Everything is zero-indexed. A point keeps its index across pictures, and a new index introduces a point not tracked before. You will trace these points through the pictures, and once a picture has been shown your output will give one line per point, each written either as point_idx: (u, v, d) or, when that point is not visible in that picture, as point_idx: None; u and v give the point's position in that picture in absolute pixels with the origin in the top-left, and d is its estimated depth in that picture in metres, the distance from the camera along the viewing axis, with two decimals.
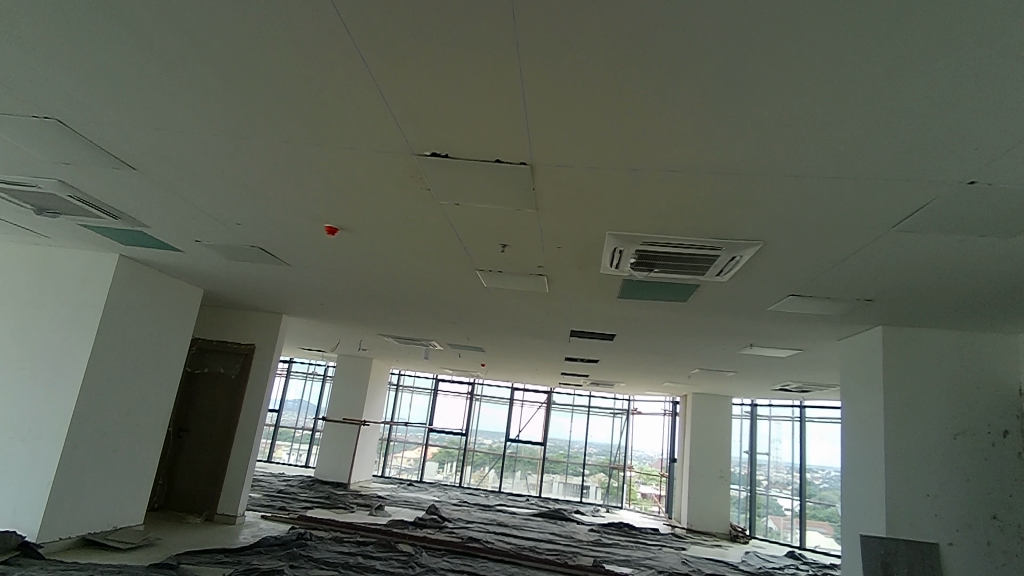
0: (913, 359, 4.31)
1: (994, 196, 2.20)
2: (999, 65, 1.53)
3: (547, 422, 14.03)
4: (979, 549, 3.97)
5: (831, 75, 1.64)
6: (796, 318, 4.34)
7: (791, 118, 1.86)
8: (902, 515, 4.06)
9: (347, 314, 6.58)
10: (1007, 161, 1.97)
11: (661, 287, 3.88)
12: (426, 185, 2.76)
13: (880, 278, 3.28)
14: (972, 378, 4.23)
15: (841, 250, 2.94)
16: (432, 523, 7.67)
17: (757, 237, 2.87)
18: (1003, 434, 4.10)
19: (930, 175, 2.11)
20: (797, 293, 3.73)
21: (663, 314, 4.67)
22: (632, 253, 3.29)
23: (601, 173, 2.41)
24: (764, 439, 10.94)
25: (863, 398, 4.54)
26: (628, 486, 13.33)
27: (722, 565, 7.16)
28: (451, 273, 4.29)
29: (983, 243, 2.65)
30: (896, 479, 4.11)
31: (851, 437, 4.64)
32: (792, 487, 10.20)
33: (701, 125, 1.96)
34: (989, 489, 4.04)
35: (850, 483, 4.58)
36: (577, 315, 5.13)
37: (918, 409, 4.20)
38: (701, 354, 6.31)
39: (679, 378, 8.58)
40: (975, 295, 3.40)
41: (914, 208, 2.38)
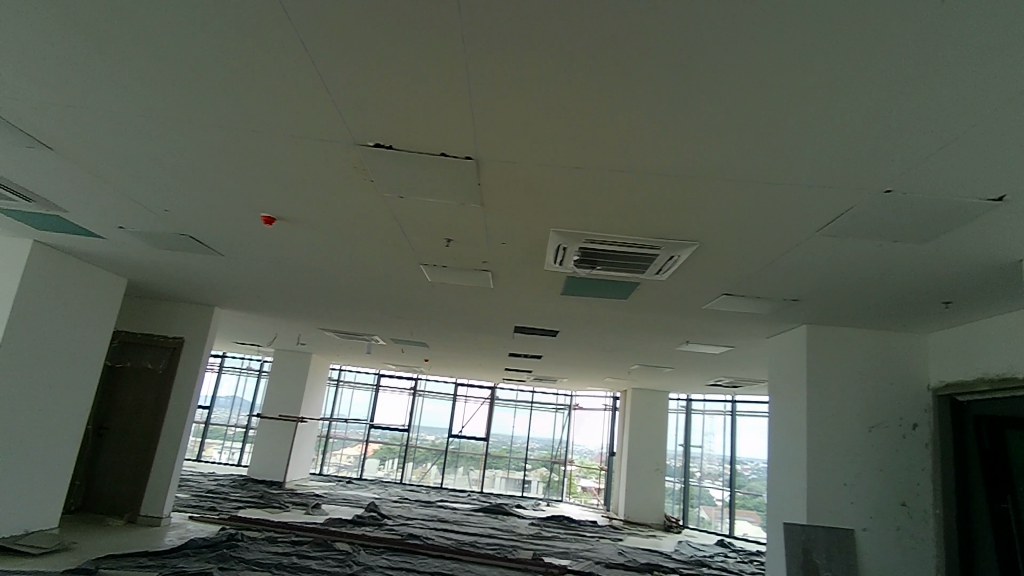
0: (834, 356, 4.58)
1: (907, 205, 2.37)
2: (917, 85, 1.65)
3: (489, 417, 14.04)
4: (889, 535, 4.26)
5: (770, 82, 1.71)
6: (729, 316, 4.52)
7: (728, 124, 1.94)
8: (822, 503, 4.31)
9: (284, 307, 6.36)
10: (920, 172, 2.12)
11: (603, 284, 3.94)
12: (370, 177, 2.69)
13: (806, 279, 3.46)
14: (887, 374, 4.54)
15: (771, 252, 3.08)
16: (371, 521, 7.54)
17: (694, 237, 2.97)
18: (913, 427, 4.42)
19: (852, 183, 2.25)
20: (729, 292, 3.89)
21: (604, 310, 4.75)
22: (576, 251, 3.33)
23: (547, 171, 2.43)
24: (698, 432, 11.38)
25: (789, 393, 4.78)
26: (568, 480, 13.58)
27: (656, 555, 7.39)
28: (394, 267, 4.21)
29: (898, 249, 2.84)
30: (817, 469, 4.36)
31: (777, 430, 4.88)
32: (723, 478, 10.65)
33: (642, 126, 2.01)
34: (899, 479, 4.35)
35: (776, 474, 4.82)
36: (520, 311, 5.15)
37: (838, 404, 4.48)
38: (640, 350, 6.48)
39: (618, 374, 8.81)
40: (891, 297, 3.65)
41: (837, 214, 2.53)
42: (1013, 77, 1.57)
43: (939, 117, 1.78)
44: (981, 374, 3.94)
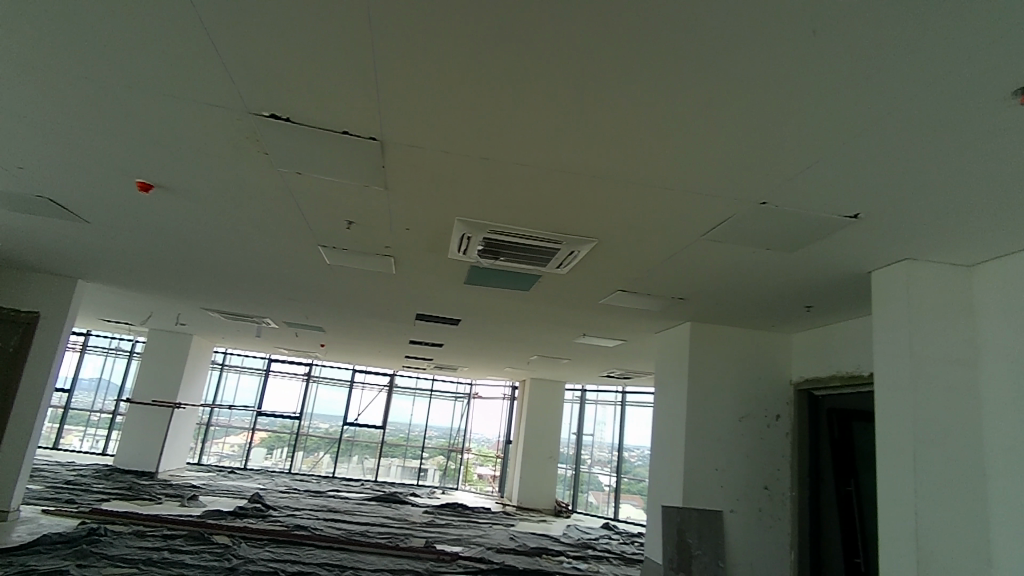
0: (714, 352, 4.95)
1: (779, 217, 2.60)
2: (789, 109, 1.81)
3: (387, 405, 13.78)
4: (752, 515, 4.68)
5: (666, 92, 1.80)
6: (623, 311, 4.74)
7: (628, 128, 2.02)
8: (696, 487, 4.66)
9: (163, 283, 5.85)
10: (790, 188, 2.33)
11: (504, 275, 3.99)
12: (264, 149, 2.53)
13: (692, 280, 3.71)
14: (757, 370, 4.98)
15: (662, 253, 3.27)
16: (255, 512, 7.17)
17: (593, 234, 3.08)
18: (776, 417, 4.88)
19: (733, 194, 2.43)
20: (624, 288, 4.08)
21: (505, 301, 4.81)
22: (480, 241, 3.33)
23: (453, 159, 2.41)
24: (590, 420, 11.90)
25: (672, 385, 5.12)
26: (465, 467, 13.72)
27: (545, 539, 7.65)
28: (288, 246, 3.99)
29: (771, 256, 3.12)
30: (694, 456, 4.71)
31: (661, 419, 5.21)
32: (611, 465, 11.19)
33: (548, 123, 2.05)
34: (763, 465, 4.79)
35: (657, 460, 5.15)
36: (421, 298, 5.08)
37: (714, 396, 4.85)
38: (538, 341, 6.63)
39: (518, 364, 8.97)
40: (764, 300, 4.00)
41: (720, 221, 2.73)
42: (869, 109, 1.77)
43: (808, 138, 1.97)
44: (833, 370, 4.42)
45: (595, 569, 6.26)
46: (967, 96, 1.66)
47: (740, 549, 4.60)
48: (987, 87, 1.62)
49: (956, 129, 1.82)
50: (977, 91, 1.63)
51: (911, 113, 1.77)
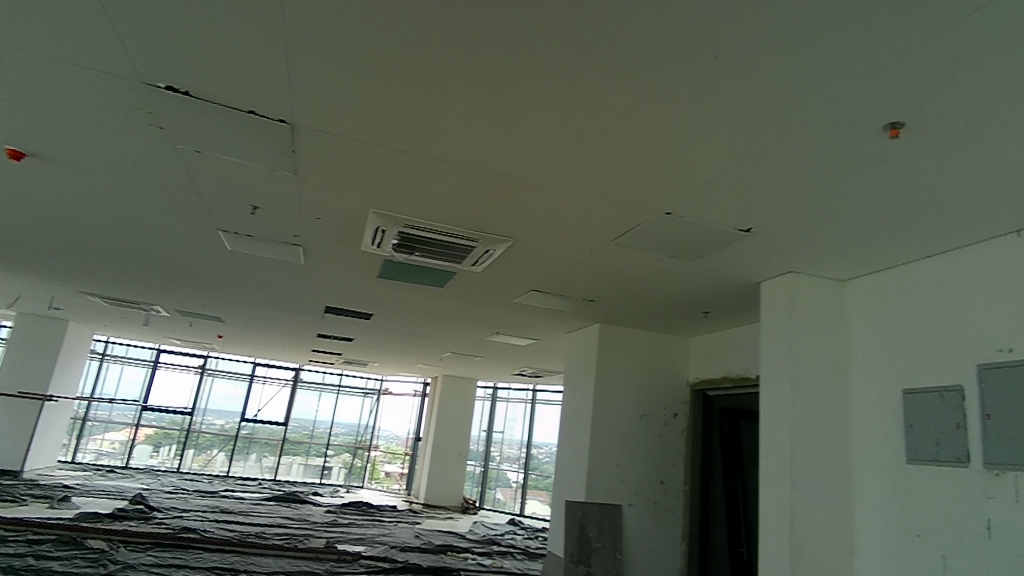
0: (620, 353, 5.16)
1: (682, 227, 2.76)
2: (694, 124, 1.92)
3: (290, 401, 13.18)
4: (649, 508, 4.92)
5: (582, 99, 1.86)
6: (536, 311, 4.83)
7: (545, 130, 2.06)
8: (598, 482, 4.83)
9: (34, 262, 5.26)
10: (692, 201, 2.48)
11: (418, 270, 3.94)
12: (159, 123, 2.34)
13: (602, 283, 3.84)
14: (659, 371, 5.24)
15: (574, 256, 3.36)
16: (137, 514, 6.62)
17: (508, 234, 3.11)
18: (674, 416, 5.17)
19: (641, 202, 2.55)
20: (537, 288, 4.15)
21: (419, 297, 4.75)
22: (395, 234, 3.26)
23: (368, 149, 2.35)
24: (501, 418, 12.00)
25: (580, 384, 5.27)
26: (372, 466, 13.40)
27: (451, 536, 7.63)
28: (184, 229, 3.72)
29: (675, 263, 3.29)
30: (597, 452, 4.88)
31: (568, 417, 5.35)
32: (520, 461, 11.36)
33: (466, 119, 2.05)
34: (660, 460, 5.05)
35: (563, 457, 5.29)
36: (331, 291, 4.90)
37: (619, 395, 5.06)
38: (452, 338, 6.61)
39: (430, 361, 8.88)
40: (667, 304, 4.22)
41: (629, 227, 2.85)
42: (764, 130, 1.91)
43: (710, 154, 2.10)
44: (725, 372, 4.74)
45: (499, 564, 6.32)
46: (844, 127, 1.84)
47: (637, 540, 4.81)
48: (862, 121, 1.80)
49: (837, 155, 2.01)
50: (853, 123, 1.82)
51: (798, 138, 1.93)
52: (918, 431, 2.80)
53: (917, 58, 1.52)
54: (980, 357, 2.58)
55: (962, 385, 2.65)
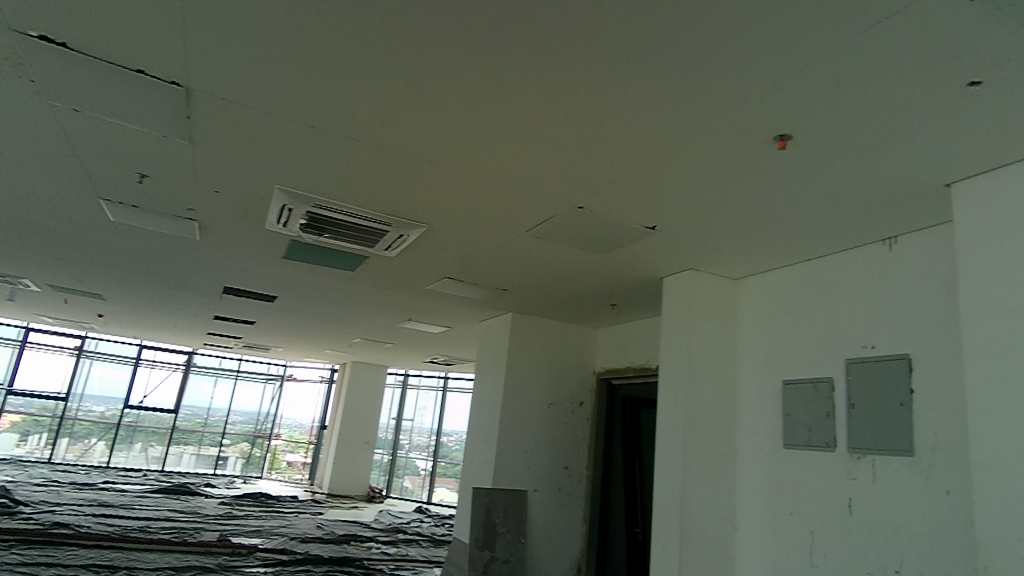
0: (531, 342, 5.25)
1: (593, 222, 2.84)
2: (607, 123, 1.98)
3: (182, 387, 12.31)
4: (553, 493, 5.06)
5: (499, 89, 1.85)
6: (449, 298, 4.80)
7: (462, 117, 2.04)
8: (505, 468, 4.91)
9: None
10: (603, 197, 2.56)
11: (327, 252, 3.78)
12: (28, 75, 2.08)
13: (516, 273, 3.88)
14: (567, 360, 5.38)
15: (488, 245, 3.37)
16: None
17: (422, 219, 3.06)
18: (580, 404, 5.34)
19: (555, 195, 2.60)
20: (450, 276, 4.12)
21: (327, 280, 4.57)
22: (302, 214, 3.11)
23: (275, 122, 2.22)
24: (411, 405, 11.85)
25: (491, 372, 5.32)
26: (272, 455, 12.86)
27: (354, 525, 7.47)
28: (58, 195, 3.34)
29: (585, 256, 3.38)
30: (506, 439, 4.96)
31: (478, 405, 5.39)
32: (429, 449, 11.31)
33: (381, 99, 1.98)
34: (565, 447, 5.21)
35: (472, 444, 5.32)
36: (230, 270, 4.61)
37: (528, 384, 5.15)
38: (361, 324, 6.43)
39: (339, 346, 8.61)
40: (577, 296, 4.33)
41: (542, 219, 2.89)
42: (670, 133, 2.00)
43: (621, 152, 2.17)
44: (629, 362, 4.97)
45: (404, 552, 6.28)
46: (742, 136, 1.97)
47: (540, 525, 4.94)
48: (757, 132, 1.94)
49: (734, 162, 2.14)
50: (749, 133, 1.95)
51: (701, 143, 2.04)
52: (795, 419, 3.06)
53: (804, 77, 1.65)
54: (849, 352, 2.86)
55: (832, 377, 2.92)
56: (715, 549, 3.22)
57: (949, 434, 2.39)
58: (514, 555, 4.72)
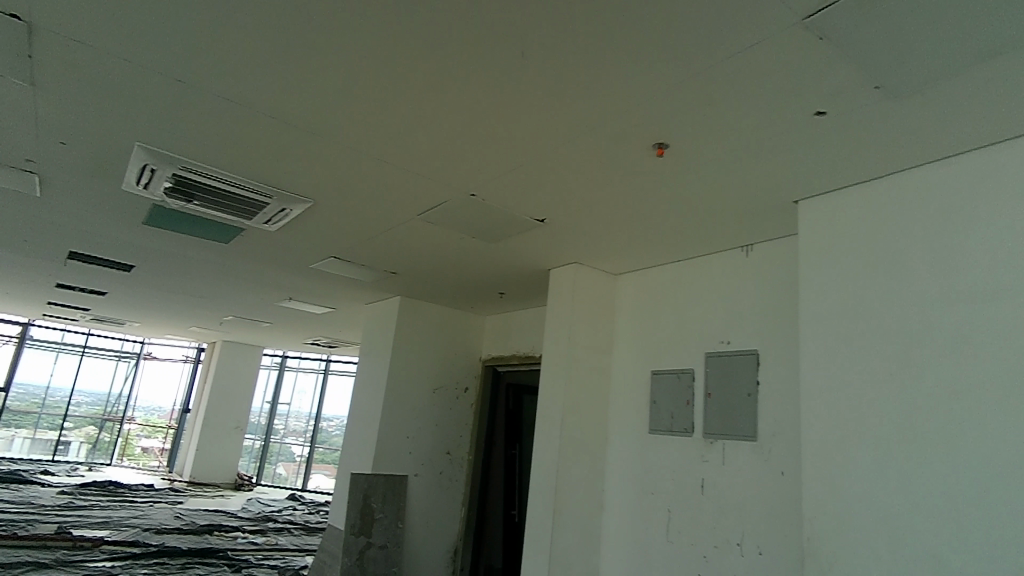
0: (418, 327, 5.20)
1: (484, 210, 2.86)
2: (500, 112, 1.99)
3: (14, 363, 10.85)
4: (433, 478, 5.07)
5: (393, 66, 1.80)
6: (333, 278, 4.62)
7: (352, 91, 1.96)
8: (385, 453, 4.84)
9: None
10: (494, 186, 2.59)
11: (197, 221, 3.48)
12: None
13: (405, 256, 3.82)
14: (453, 347, 5.39)
15: (376, 226, 3.28)
16: None
17: (306, 194, 2.92)
18: (464, 390, 5.38)
19: (446, 181, 2.59)
20: (335, 255, 3.97)
21: (197, 251, 4.21)
22: (168, 177, 2.83)
23: (139, 73, 1.99)
24: (287, 388, 11.26)
25: (376, 356, 5.20)
26: (124, 441, 11.69)
27: (218, 515, 6.99)
28: None
29: (475, 244, 3.40)
30: (387, 424, 4.89)
31: (360, 389, 5.26)
32: (306, 435, 10.89)
33: (265, 62, 1.85)
34: (447, 432, 5.24)
35: (352, 429, 5.19)
36: (77, 232, 4.08)
37: (413, 369, 5.11)
38: (234, 300, 6.00)
39: (209, 324, 8.00)
40: (467, 283, 4.35)
41: (433, 203, 2.87)
42: (559, 130, 2.06)
43: (511, 144, 2.21)
44: (514, 350, 5.09)
45: (273, 541, 6.01)
46: (624, 140, 2.08)
47: (418, 509, 4.93)
48: (638, 137, 2.06)
49: (617, 163, 2.26)
50: (631, 138, 2.06)
51: (589, 142, 2.13)
52: (659, 406, 3.31)
53: (682, 91, 1.77)
54: (708, 347, 3.14)
55: (693, 368, 3.19)
56: (583, 529, 3.40)
57: (784, 422, 2.71)
58: (391, 540, 4.61)
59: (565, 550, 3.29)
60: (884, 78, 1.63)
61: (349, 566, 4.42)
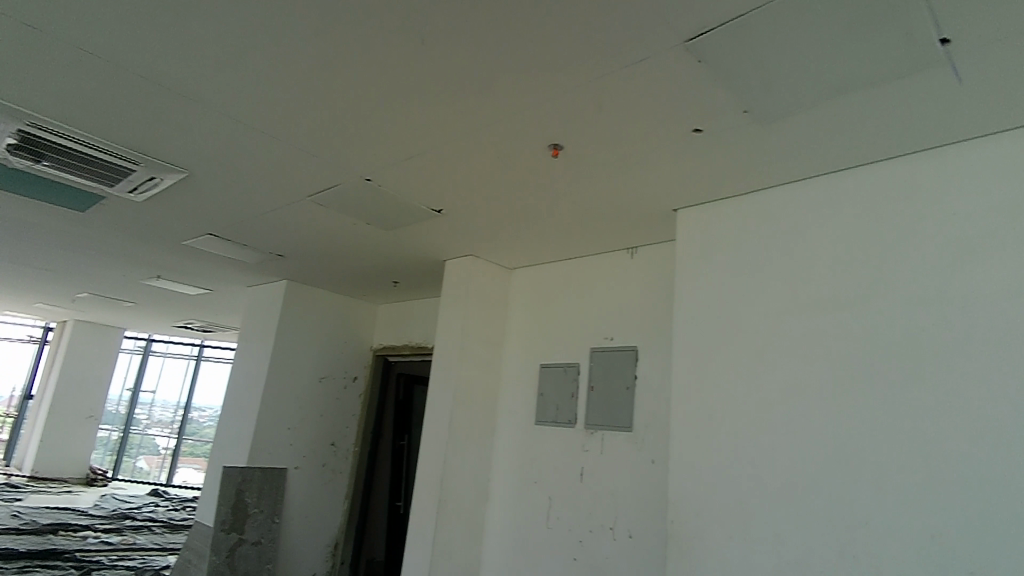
0: (305, 313, 4.97)
1: (379, 195, 2.78)
2: (397, 97, 1.95)
3: None
4: (315, 470, 4.88)
5: (283, 37, 1.70)
6: (211, 257, 4.28)
7: (238, 58, 1.83)
8: (263, 445, 4.58)
9: None
10: (391, 172, 2.53)
11: (47, 185, 3.07)
12: None
13: (292, 238, 3.62)
14: (343, 335, 5.21)
15: (262, 204, 3.08)
16: None
17: (182, 165, 2.68)
18: (353, 379, 5.23)
19: (339, 162, 2.49)
20: (214, 233, 3.68)
21: (46, 217, 3.72)
22: (11, 131, 2.47)
23: None
24: (152, 375, 10.23)
25: (257, 342, 4.90)
26: None
27: (63, 513, 6.26)
28: None
29: (368, 230, 3.30)
30: (266, 414, 4.63)
31: (238, 376, 4.93)
32: (172, 426, 10.05)
33: (134, 15, 1.67)
34: (332, 423, 5.05)
35: (228, 419, 4.86)
36: None
37: (297, 357, 4.87)
38: (91, 275, 5.37)
39: (59, 300, 7.10)
40: (359, 269, 4.21)
41: (325, 185, 2.74)
42: (458, 121, 2.05)
43: (409, 131, 2.16)
44: (406, 341, 5.01)
45: (130, 541, 5.49)
46: (521, 137, 2.12)
47: (297, 503, 4.72)
48: (535, 136, 2.10)
49: (515, 159, 2.29)
50: (527, 136, 2.10)
51: (488, 136, 2.14)
52: (546, 398, 3.42)
53: (576, 96, 1.84)
54: (593, 343, 3.29)
55: (579, 363, 3.33)
56: (466, 518, 3.43)
57: (657, 414, 2.90)
58: (265, 536, 4.40)
59: (448, 541, 3.30)
60: (753, 103, 1.80)
61: (216, 566, 4.16)
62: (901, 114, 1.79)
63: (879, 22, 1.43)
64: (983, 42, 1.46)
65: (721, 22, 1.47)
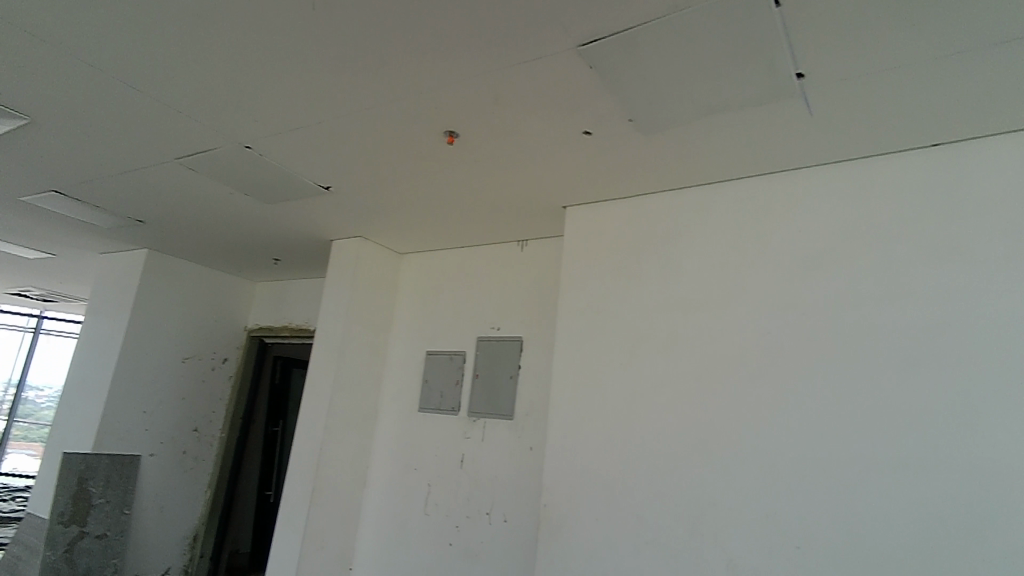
0: (169, 287, 4.55)
1: (259, 166, 2.59)
2: (284, 64, 1.83)
3: None
4: (175, 457, 4.51)
5: None
6: (55, 217, 3.78)
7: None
8: (114, 429, 4.16)
9: None
10: (274, 142, 2.37)
11: None
12: None
13: (156, 204, 3.29)
14: (213, 312, 4.84)
15: (120, 164, 2.76)
16: None
17: (21, 110, 2.33)
18: (223, 360, 4.88)
19: (216, 126, 2.29)
20: (58, 190, 3.24)
21: None
22: None
23: None
24: None
25: (110, 316, 4.42)
26: None
27: None
28: None
29: (245, 202, 3.08)
30: (119, 395, 4.20)
31: (85, 353, 4.42)
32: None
33: None
34: (198, 406, 4.69)
35: (71, 400, 4.34)
36: None
37: (159, 334, 4.46)
38: None
39: None
40: (233, 243, 3.92)
41: (198, 149, 2.51)
42: (349, 96, 1.96)
43: (297, 101, 2.04)
44: (286, 321, 4.76)
45: None
46: (415, 121, 2.07)
47: (152, 492, 4.34)
48: (430, 121, 2.06)
49: (409, 142, 2.24)
50: (422, 120, 2.06)
51: (380, 116, 2.07)
52: (431, 386, 3.40)
53: (473, 85, 1.83)
54: (480, 332, 3.32)
55: (465, 351, 3.35)
56: (341, 507, 3.34)
57: (536, 404, 2.99)
58: (113, 528, 4.00)
59: (321, 530, 3.20)
60: (638, 113, 1.89)
61: (51, 561, 3.69)
62: (765, 136, 1.97)
63: (752, 51, 1.56)
64: (834, 79, 1.65)
65: (612, 31, 1.53)
